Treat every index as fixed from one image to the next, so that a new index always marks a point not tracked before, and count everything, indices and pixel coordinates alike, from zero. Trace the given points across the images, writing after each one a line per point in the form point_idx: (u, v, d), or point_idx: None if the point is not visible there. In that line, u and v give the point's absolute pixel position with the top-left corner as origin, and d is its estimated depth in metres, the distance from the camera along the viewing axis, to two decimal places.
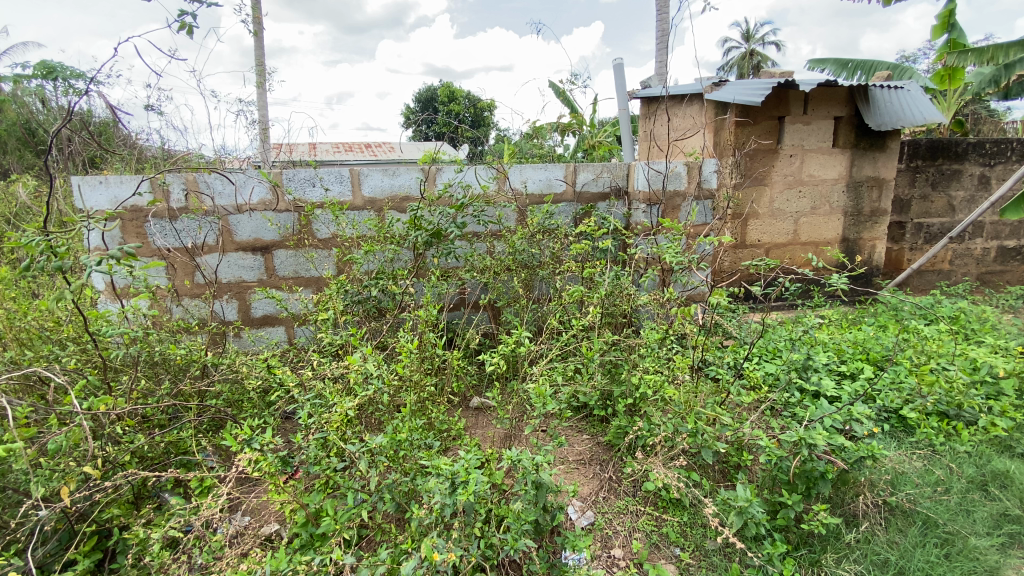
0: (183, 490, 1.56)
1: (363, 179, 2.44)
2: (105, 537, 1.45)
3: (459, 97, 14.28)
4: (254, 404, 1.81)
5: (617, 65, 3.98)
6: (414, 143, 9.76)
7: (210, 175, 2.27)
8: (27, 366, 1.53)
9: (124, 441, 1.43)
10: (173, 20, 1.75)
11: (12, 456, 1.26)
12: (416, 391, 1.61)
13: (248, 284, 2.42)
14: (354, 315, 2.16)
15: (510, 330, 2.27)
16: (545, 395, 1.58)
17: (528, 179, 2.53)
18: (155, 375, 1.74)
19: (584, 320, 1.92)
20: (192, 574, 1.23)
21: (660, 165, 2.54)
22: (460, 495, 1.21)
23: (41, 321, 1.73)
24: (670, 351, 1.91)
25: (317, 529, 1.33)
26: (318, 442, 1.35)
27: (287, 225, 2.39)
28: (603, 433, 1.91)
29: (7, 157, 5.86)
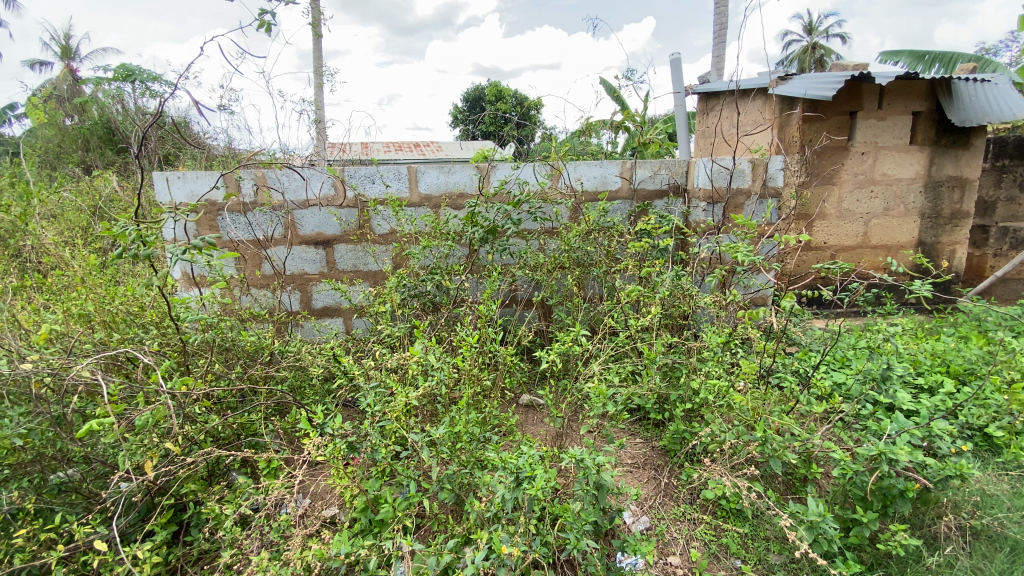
0: (251, 471, 1.63)
1: (420, 176, 2.48)
2: (180, 511, 1.54)
3: (507, 96, 14.31)
4: (316, 391, 1.89)
5: (675, 59, 3.87)
6: (463, 142, 9.86)
7: (278, 171, 2.37)
8: (116, 347, 1.65)
9: (200, 421, 1.51)
10: (254, 19, 1.83)
11: (104, 430, 1.35)
12: (471, 385, 1.62)
13: (310, 277, 2.52)
14: (411, 308, 2.20)
15: (562, 328, 2.25)
16: (603, 395, 1.56)
17: (583, 176, 2.49)
18: (227, 359, 1.83)
19: (643, 319, 1.87)
20: (262, 551, 1.28)
21: (724, 161, 2.45)
22: (523, 489, 1.20)
23: (127, 305, 1.86)
24: (733, 356, 1.85)
25: (377, 515, 1.36)
26: (380, 431, 1.38)
27: (349, 220, 2.47)
28: (659, 438, 1.85)
29: (90, 154, 6.34)
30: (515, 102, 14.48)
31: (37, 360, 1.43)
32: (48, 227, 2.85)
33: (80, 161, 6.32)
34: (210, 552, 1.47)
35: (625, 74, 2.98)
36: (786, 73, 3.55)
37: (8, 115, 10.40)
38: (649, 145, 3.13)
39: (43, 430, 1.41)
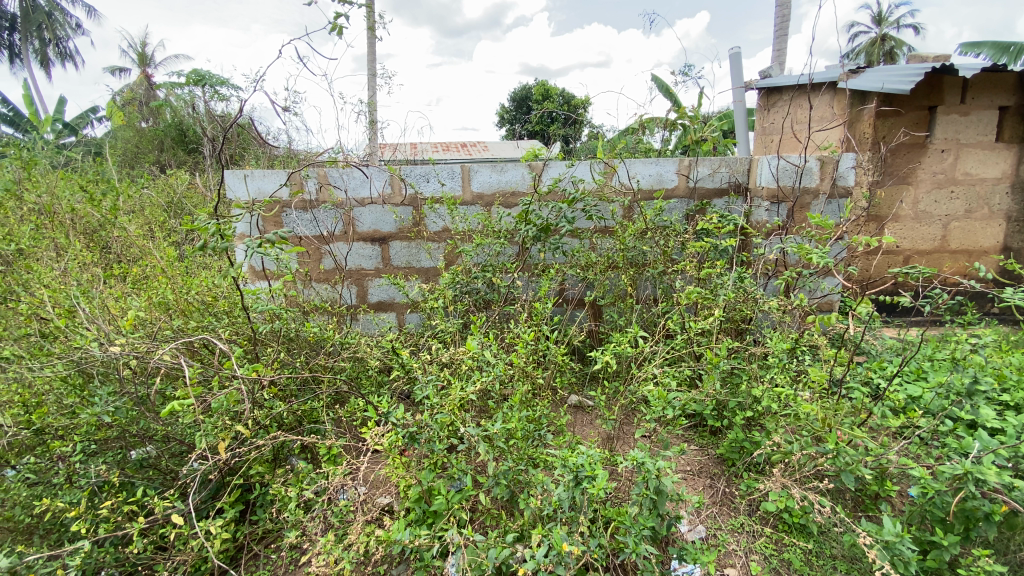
0: (310, 457, 1.70)
1: (472, 175, 2.50)
2: (246, 491, 1.62)
3: (554, 96, 14.24)
4: (371, 382, 1.94)
5: (735, 54, 3.73)
6: (512, 141, 9.90)
7: (339, 169, 2.45)
8: (193, 334, 1.76)
9: (267, 407, 1.59)
10: (328, 21, 1.90)
11: (184, 411, 1.44)
12: (525, 383, 1.61)
13: (366, 272, 2.60)
14: (463, 305, 2.23)
15: (613, 329, 2.22)
16: (662, 398, 1.52)
17: (639, 175, 2.44)
18: (291, 349, 1.92)
19: (703, 322, 1.81)
20: (322, 535, 1.34)
21: (790, 159, 2.34)
22: (582, 489, 1.18)
23: (201, 295, 1.98)
24: (798, 363, 1.76)
25: (430, 506, 1.39)
26: (437, 423, 1.40)
27: (405, 218, 2.53)
28: (715, 445, 1.80)
29: (164, 154, 6.78)
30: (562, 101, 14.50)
31: (125, 343, 1.54)
32: (131, 221, 3.07)
33: (156, 159, 6.73)
34: (273, 532, 1.56)
35: (682, 71, 2.91)
36: (857, 67, 3.36)
37: (92, 118, 11.28)
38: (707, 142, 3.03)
39: (129, 408, 1.52)
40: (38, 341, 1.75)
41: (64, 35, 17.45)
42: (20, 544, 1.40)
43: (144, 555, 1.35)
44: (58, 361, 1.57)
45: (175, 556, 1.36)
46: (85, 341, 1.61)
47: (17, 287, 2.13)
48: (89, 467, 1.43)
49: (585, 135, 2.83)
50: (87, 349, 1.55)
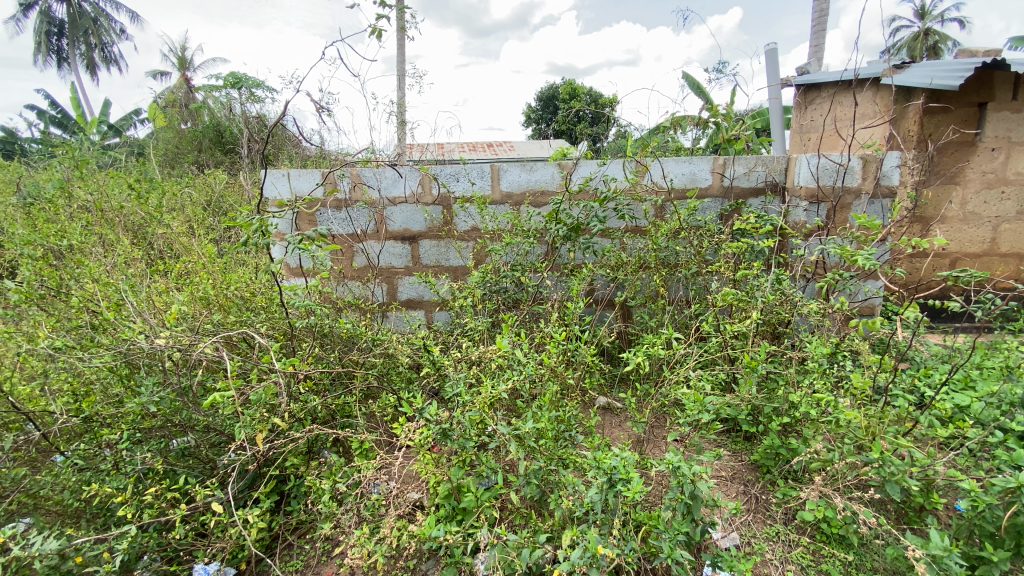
0: (342, 451, 1.73)
1: (502, 174, 2.50)
2: (281, 482, 1.66)
3: (582, 95, 14.17)
4: (402, 379, 1.97)
5: (772, 49, 3.63)
6: (539, 142, 9.91)
7: (372, 168, 2.49)
8: (233, 328, 1.81)
9: (303, 401, 1.62)
10: (369, 24, 1.94)
11: (225, 402, 1.48)
12: (556, 383, 1.61)
13: (396, 270, 2.63)
14: (492, 304, 2.24)
15: (643, 330, 2.19)
16: (698, 401, 1.49)
17: (672, 173, 2.39)
18: (325, 344, 1.96)
19: (739, 325, 1.76)
20: (355, 529, 1.36)
21: (831, 157, 2.26)
22: (616, 491, 1.17)
23: (240, 291, 2.04)
24: (838, 369, 1.70)
25: (460, 503, 1.39)
26: (468, 420, 1.40)
27: (435, 217, 2.55)
28: (749, 452, 1.76)
29: (202, 154, 7.00)
30: (590, 100, 14.45)
31: (170, 336, 1.60)
32: (173, 219, 3.18)
33: (194, 159, 6.96)
34: (307, 523, 1.60)
35: (717, 69, 2.85)
36: (901, 62, 3.23)
37: (135, 120, 11.75)
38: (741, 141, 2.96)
39: (172, 398, 1.58)
40: (89, 333, 1.83)
41: (109, 41, 18.21)
42: (72, 526, 1.47)
43: (185, 541, 1.39)
44: (108, 352, 1.64)
45: (215, 543, 1.40)
46: (132, 333, 1.67)
47: (69, 280, 2.23)
48: (134, 455, 1.48)
49: (612, 134, 2.80)
50: (134, 341, 1.62)
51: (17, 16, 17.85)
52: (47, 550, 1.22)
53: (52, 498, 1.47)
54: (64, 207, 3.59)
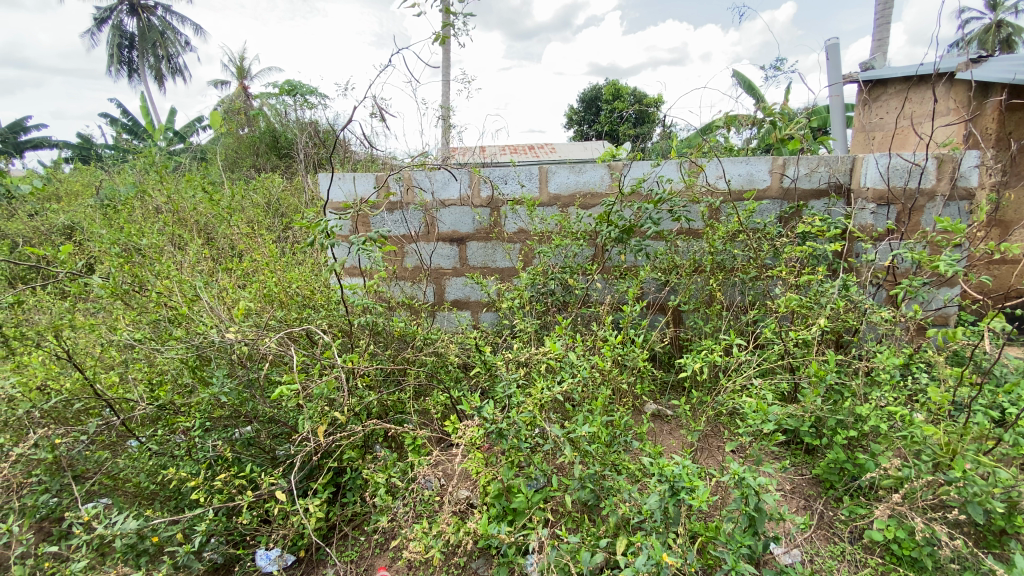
0: (395, 446, 1.78)
1: (550, 176, 2.49)
2: (337, 473, 1.72)
3: (626, 96, 13.98)
4: (452, 378, 2.00)
5: (833, 44, 3.47)
6: (582, 145, 9.87)
7: (423, 171, 2.55)
8: (295, 325, 1.89)
9: (360, 396, 1.68)
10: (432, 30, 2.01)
11: (290, 394, 1.55)
12: (608, 386, 1.59)
13: (445, 271, 2.68)
14: (541, 306, 2.24)
15: (696, 336, 2.14)
16: (763, 410, 1.43)
17: (728, 174, 2.33)
18: (378, 342, 2.01)
19: (803, 332, 1.69)
20: (412, 523, 1.39)
21: (901, 157, 2.14)
22: (677, 499, 1.14)
23: (302, 289, 2.14)
24: (911, 381, 1.61)
25: (512, 504, 1.40)
26: (522, 420, 1.40)
27: (483, 219, 2.58)
28: (810, 465, 1.70)
29: (259, 159, 7.35)
30: (633, 101, 14.35)
31: (238, 331, 1.68)
32: (236, 220, 3.35)
33: (252, 164, 7.31)
34: (361, 515, 1.65)
35: (773, 66, 2.75)
36: (978, 56, 3.03)
37: (197, 127, 12.47)
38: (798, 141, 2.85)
39: (240, 390, 1.66)
40: (165, 326, 1.95)
41: (175, 52, 19.40)
42: (149, 507, 1.56)
43: (251, 526, 1.47)
44: (182, 344, 1.75)
45: (278, 530, 1.47)
46: (206, 327, 1.78)
47: (147, 277, 2.38)
48: (206, 442, 1.56)
49: (656, 135, 2.73)
50: (207, 335, 1.71)
51: (95, 32, 19.28)
52: (127, 529, 1.30)
53: (130, 479, 1.57)
54: (138, 208, 3.84)
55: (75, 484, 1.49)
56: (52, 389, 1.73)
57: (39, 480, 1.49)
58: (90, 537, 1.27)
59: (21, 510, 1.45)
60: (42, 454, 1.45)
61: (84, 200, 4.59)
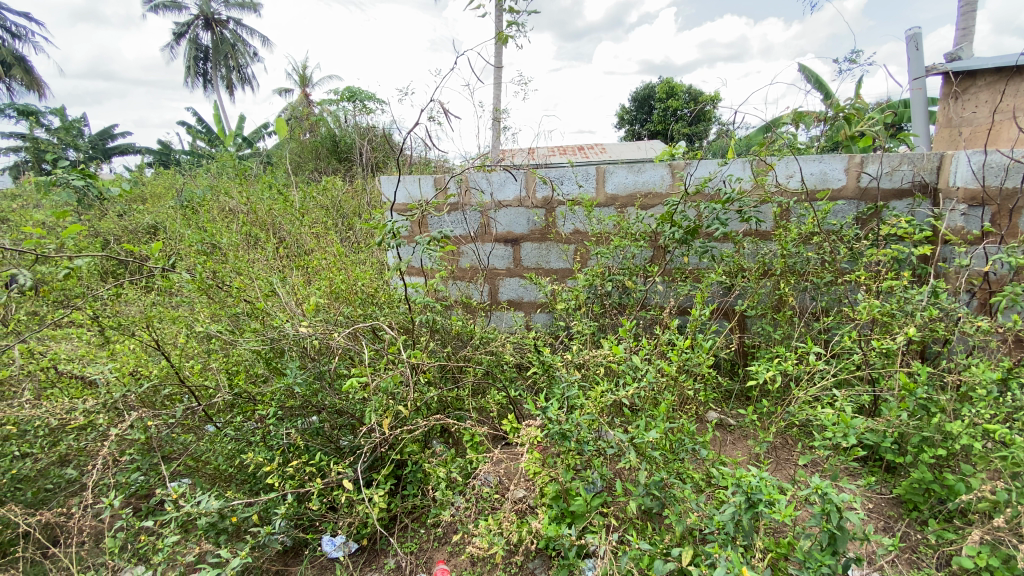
0: (454, 442, 1.82)
1: (608, 176, 2.46)
2: (398, 466, 1.77)
3: (680, 94, 13.62)
4: (508, 377, 2.02)
5: (915, 35, 3.24)
6: (632, 146, 9.72)
7: (479, 173, 2.59)
8: (361, 321, 1.97)
9: (421, 391, 1.72)
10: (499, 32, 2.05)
11: (359, 386, 1.61)
12: (672, 391, 1.54)
13: (499, 271, 2.72)
14: (598, 308, 2.22)
15: (762, 343, 2.06)
16: (847, 422, 1.34)
17: (796, 174, 2.23)
18: (437, 339, 2.06)
19: (886, 341, 1.58)
20: (472, 519, 1.41)
21: (998, 154, 1.90)
22: (755, 513, 1.08)
23: (367, 287, 2.22)
24: (1012, 397, 1.47)
25: (570, 507, 1.38)
26: (585, 423, 1.37)
27: (537, 220, 2.58)
28: (890, 484, 1.59)
29: (320, 162, 7.70)
30: (687, 99, 14.00)
31: (310, 325, 1.77)
32: (303, 220, 3.52)
33: (314, 167, 7.67)
34: (421, 508, 1.70)
35: (849, 58, 2.59)
36: None
37: (264, 133, 13.21)
38: (873, 138, 2.67)
39: (310, 381, 1.74)
40: (243, 318, 2.09)
41: (245, 63, 20.67)
42: (227, 489, 1.66)
43: (319, 513, 1.53)
44: (258, 337, 1.86)
45: (344, 518, 1.53)
46: (281, 322, 1.88)
47: (225, 273, 2.55)
48: (279, 430, 1.65)
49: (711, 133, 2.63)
50: (283, 328, 1.82)
51: (176, 46, 20.83)
52: (210, 509, 1.38)
53: (211, 462, 1.68)
54: (215, 209, 4.11)
55: (163, 464, 1.61)
56: (143, 375, 1.87)
57: (132, 459, 1.61)
58: (177, 513, 1.36)
59: (117, 485, 1.57)
60: (136, 435, 1.58)
61: (166, 201, 4.95)
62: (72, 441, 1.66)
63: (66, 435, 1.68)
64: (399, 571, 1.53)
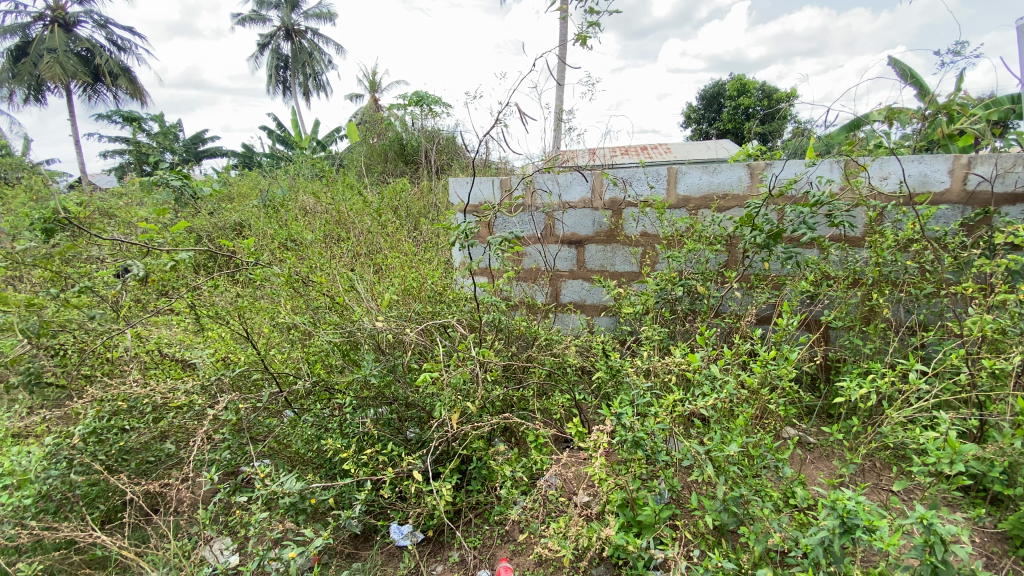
0: (517, 442, 1.84)
1: (680, 177, 2.39)
2: (462, 462, 1.81)
3: (753, 92, 12.98)
4: (573, 380, 2.02)
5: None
6: (699, 146, 9.39)
7: (546, 174, 2.60)
8: (431, 318, 2.04)
9: (488, 389, 1.75)
10: (576, 32, 2.03)
11: (432, 381, 1.67)
12: (752, 403, 1.47)
13: (562, 273, 2.71)
14: (667, 313, 2.15)
15: (847, 357, 1.93)
16: (955, 448, 1.21)
17: (890, 176, 2.06)
18: (503, 338, 2.09)
19: (1000, 361, 1.43)
20: (537, 520, 1.42)
21: None
22: (850, 539, 1.00)
23: (436, 286, 2.30)
24: None
25: (637, 517, 1.35)
26: (659, 432, 1.33)
27: (603, 222, 2.56)
28: (998, 520, 1.44)
29: (388, 164, 8.00)
30: (760, 97, 13.32)
31: (386, 320, 1.86)
32: (376, 220, 3.68)
33: (382, 169, 7.98)
34: (484, 505, 1.73)
35: (954, 50, 2.37)
36: None
37: (336, 137, 13.94)
38: (978, 136, 2.43)
39: (384, 373, 1.82)
40: (324, 312, 2.22)
41: (321, 70, 21.84)
42: (306, 471, 1.77)
43: (389, 502, 1.59)
44: (338, 330, 1.96)
45: (412, 508, 1.58)
46: (359, 316, 1.98)
47: (307, 267, 2.71)
48: (355, 419, 1.73)
49: (789, 132, 2.50)
50: (360, 322, 1.92)
51: (261, 56, 22.37)
52: (292, 490, 1.46)
53: (292, 446, 1.79)
54: (295, 208, 4.38)
55: (251, 445, 1.73)
56: (234, 361, 2.03)
57: (224, 438, 1.75)
58: (264, 492, 1.45)
59: (211, 461, 1.71)
60: (229, 416, 1.71)
61: (251, 200, 5.31)
62: (172, 418, 1.82)
63: (167, 413, 1.85)
64: (463, 565, 1.57)
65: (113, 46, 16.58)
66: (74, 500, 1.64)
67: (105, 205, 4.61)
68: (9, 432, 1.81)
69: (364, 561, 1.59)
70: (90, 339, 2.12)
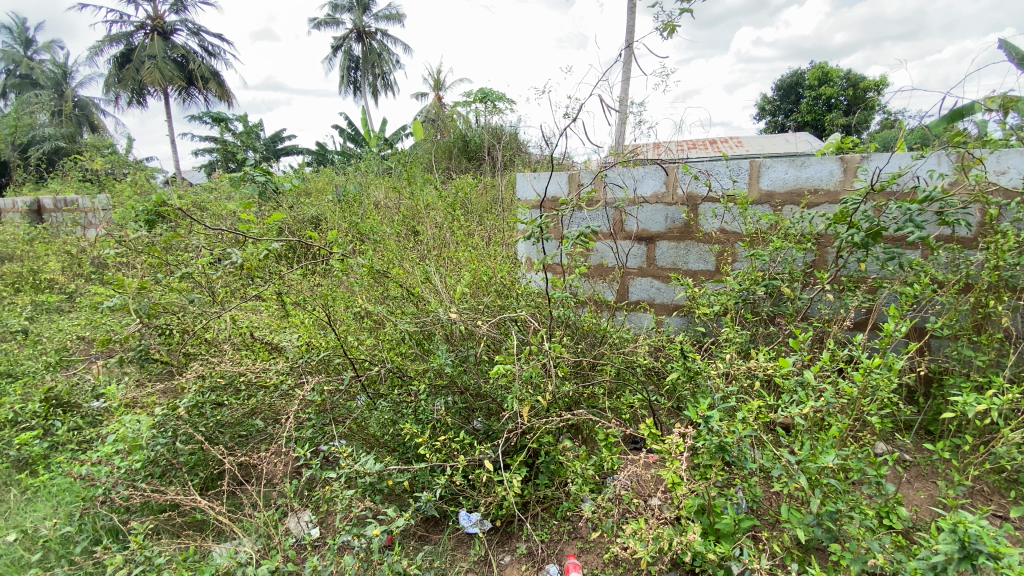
0: (584, 438, 1.84)
1: (764, 170, 2.26)
2: (530, 456, 1.82)
3: (837, 80, 12.07)
4: (642, 379, 1.98)
5: None
6: (772, 139, 8.89)
7: (618, 169, 2.55)
8: (501, 311, 2.07)
9: (558, 384, 1.75)
10: (663, 20, 1.96)
11: (505, 374, 1.69)
12: (845, 413, 1.37)
13: (631, 271, 2.65)
14: (747, 314, 2.05)
15: (954, 369, 1.76)
16: None
17: (1010, 170, 1.86)
18: (572, 334, 2.09)
19: None
20: (610, 518, 1.41)
21: None
22: (970, 565, 0.92)
23: (506, 279, 2.32)
24: None
25: (719, 524, 1.30)
26: (746, 439, 1.27)
27: (677, 218, 2.48)
28: None
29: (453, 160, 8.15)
30: (845, 85, 12.37)
31: (459, 312, 1.91)
32: (445, 214, 3.76)
33: (446, 165, 8.14)
34: (552, 499, 1.73)
35: None
36: None
37: (401, 134, 14.38)
38: None
39: (457, 363, 1.86)
40: (398, 302, 2.31)
41: (390, 70, 22.60)
42: (382, 454, 1.85)
43: (461, 489, 1.63)
44: (413, 319, 2.04)
45: (482, 497, 1.61)
46: (433, 307, 2.05)
47: (381, 258, 2.83)
48: (429, 406, 1.79)
49: (878, 123, 2.33)
50: (435, 313, 1.97)
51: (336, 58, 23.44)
52: (373, 471, 1.53)
53: (369, 428, 1.88)
54: (368, 203, 4.56)
55: (333, 426, 1.83)
56: (316, 345, 2.14)
57: (309, 419, 1.86)
58: (347, 470, 1.53)
59: (297, 439, 1.82)
60: (315, 397, 1.82)
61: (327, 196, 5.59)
62: (263, 396, 1.96)
63: (258, 392, 1.99)
64: (531, 557, 1.59)
65: (204, 53, 17.95)
66: (178, 466, 1.81)
67: (198, 199, 4.99)
68: (124, 402, 2.01)
69: (435, 544, 1.66)
70: (192, 321, 2.32)
